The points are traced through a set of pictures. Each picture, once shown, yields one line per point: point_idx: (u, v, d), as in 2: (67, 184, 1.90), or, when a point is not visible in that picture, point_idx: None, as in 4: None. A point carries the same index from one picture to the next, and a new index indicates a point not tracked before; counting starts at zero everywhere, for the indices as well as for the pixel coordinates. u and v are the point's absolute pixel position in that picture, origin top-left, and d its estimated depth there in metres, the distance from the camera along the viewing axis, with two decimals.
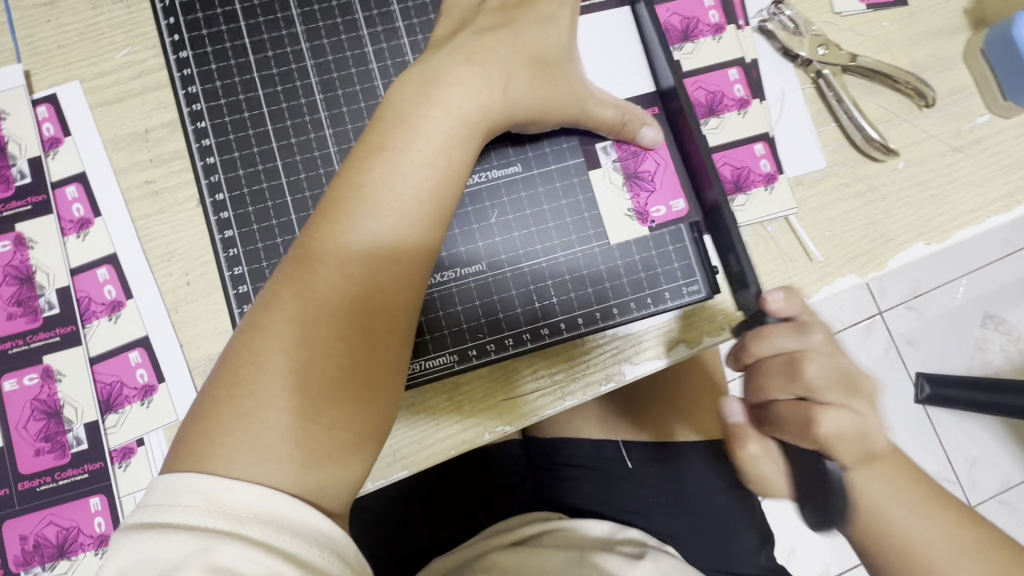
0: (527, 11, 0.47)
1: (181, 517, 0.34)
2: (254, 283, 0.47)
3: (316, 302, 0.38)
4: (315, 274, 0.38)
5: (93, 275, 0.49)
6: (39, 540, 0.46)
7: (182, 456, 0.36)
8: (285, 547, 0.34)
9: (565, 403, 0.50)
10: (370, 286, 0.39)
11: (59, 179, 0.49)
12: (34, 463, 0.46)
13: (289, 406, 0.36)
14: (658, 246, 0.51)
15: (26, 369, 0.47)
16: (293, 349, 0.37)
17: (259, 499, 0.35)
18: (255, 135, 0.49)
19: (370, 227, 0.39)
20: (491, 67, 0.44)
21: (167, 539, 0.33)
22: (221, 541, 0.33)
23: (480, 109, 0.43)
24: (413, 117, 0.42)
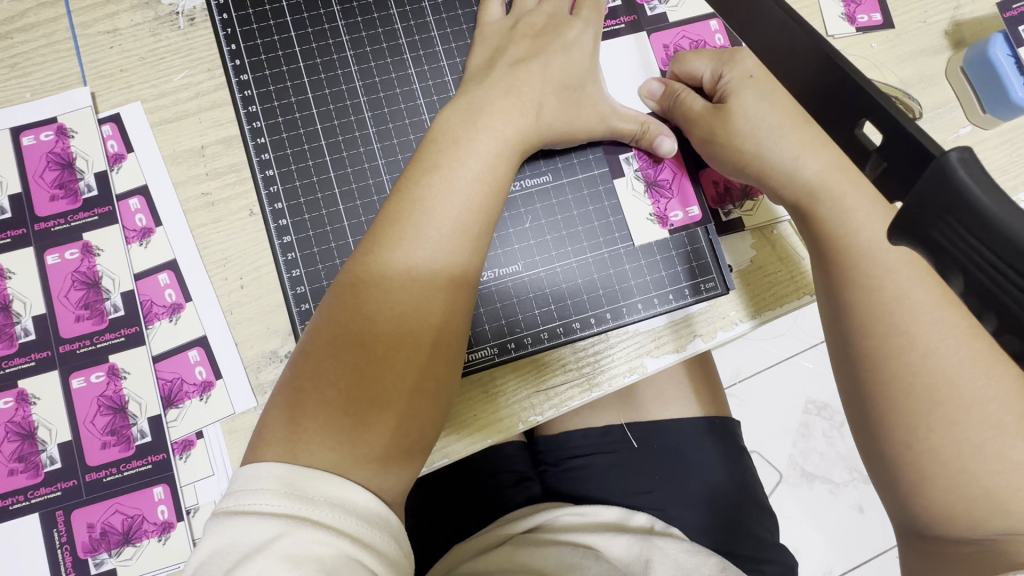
0: (555, 39, 0.53)
1: (257, 502, 0.37)
2: (311, 284, 0.52)
3: (368, 314, 0.42)
4: (383, 278, 0.43)
5: (154, 280, 0.52)
6: (106, 527, 0.49)
7: (255, 440, 0.41)
8: (352, 530, 0.37)
9: (593, 394, 0.54)
10: (415, 302, 0.43)
11: (122, 191, 0.53)
12: (101, 455, 0.50)
13: (340, 406, 0.40)
14: (677, 248, 0.56)
15: (93, 367, 0.51)
16: (365, 345, 0.41)
17: (329, 484, 0.38)
18: (310, 149, 0.54)
19: (420, 245, 0.44)
20: (527, 93, 0.50)
21: (245, 525, 0.36)
22: (296, 525, 0.36)
23: (518, 131, 0.49)
24: (465, 138, 0.47)
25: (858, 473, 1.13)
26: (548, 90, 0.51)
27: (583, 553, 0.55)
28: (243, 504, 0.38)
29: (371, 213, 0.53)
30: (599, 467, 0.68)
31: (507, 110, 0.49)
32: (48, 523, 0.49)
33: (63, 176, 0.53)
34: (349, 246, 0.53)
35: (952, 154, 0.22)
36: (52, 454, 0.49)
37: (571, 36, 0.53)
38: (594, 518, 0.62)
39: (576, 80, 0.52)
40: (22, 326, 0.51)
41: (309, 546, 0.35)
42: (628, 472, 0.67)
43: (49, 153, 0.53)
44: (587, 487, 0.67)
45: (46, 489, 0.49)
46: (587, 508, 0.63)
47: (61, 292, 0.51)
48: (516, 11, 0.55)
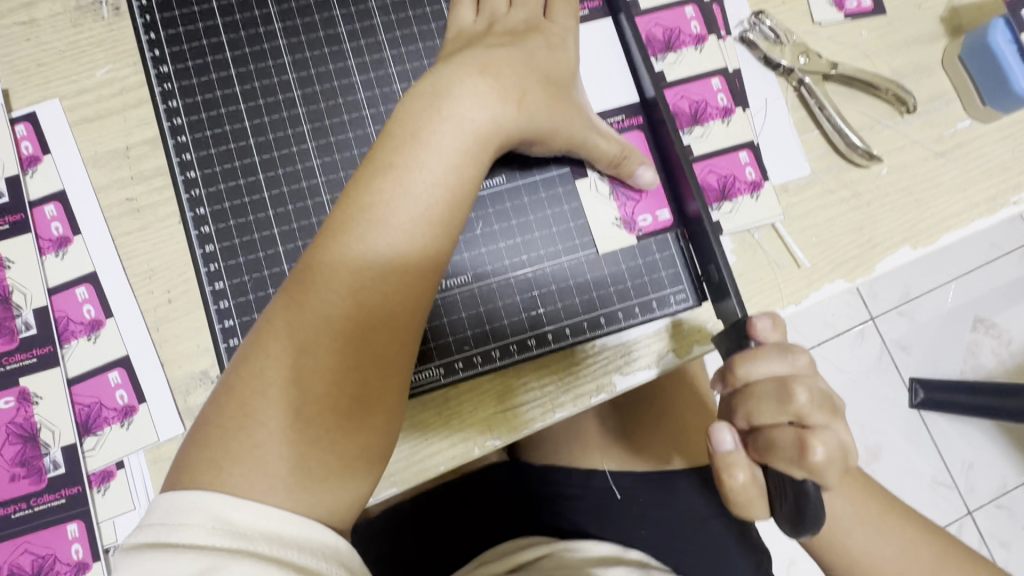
0: (527, 32, 0.48)
1: (184, 535, 0.33)
2: (235, 299, 0.47)
3: (321, 312, 0.37)
4: (324, 295, 0.37)
5: (71, 294, 0.48)
6: (14, 568, 0.44)
7: (189, 468, 0.36)
8: (291, 561, 0.33)
9: (556, 416, 0.49)
10: (383, 289, 0.39)
11: (38, 197, 0.49)
12: (9, 488, 0.45)
13: (312, 408, 0.36)
14: (645, 255, 0.51)
15: (2, 392, 0.46)
16: (303, 373, 0.36)
17: (264, 517, 0.34)
18: (237, 149, 0.49)
19: (368, 257, 0.38)
20: (504, 76, 0.44)
21: (167, 559, 0.32)
22: (227, 560, 0.32)
23: (492, 122, 0.43)
24: (425, 131, 0.41)
25: None
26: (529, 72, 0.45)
27: None
28: (170, 536, 0.33)
29: (304, 220, 0.48)
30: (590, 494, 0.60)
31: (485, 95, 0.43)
32: None
33: None
34: (279, 257, 0.47)
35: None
36: None
37: (545, 30, 0.49)
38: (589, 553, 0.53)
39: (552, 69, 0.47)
40: None
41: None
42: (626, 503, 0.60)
43: None
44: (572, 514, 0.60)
45: None
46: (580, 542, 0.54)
47: None
48: (486, 13, 0.49)
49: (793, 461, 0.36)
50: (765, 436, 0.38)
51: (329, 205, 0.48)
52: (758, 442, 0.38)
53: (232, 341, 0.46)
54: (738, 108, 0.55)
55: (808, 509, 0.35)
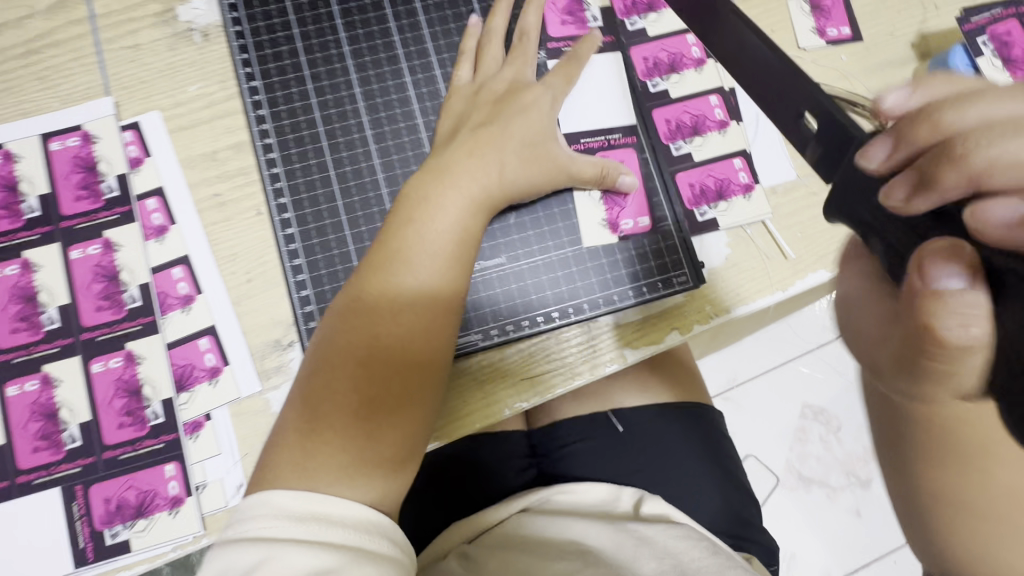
0: (512, 101, 0.58)
1: (253, 530, 0.43)
2: (315, 287, 0.57)
3: (365, 339, 0.49)
4: (364, 327, 0.49)
5: (168, 274, 0.57)
6: (121, 501, 0.53)
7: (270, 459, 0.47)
8: (331, 540, 0.43)
9: (575, 382, 0.58)
10: (402, 326, 0.49)
11: (141, 192, 0.58)
12: (117, 434, 0.54)
13: (337, 418, 0.47)
14: (652, 243, 0.60)
15: (111, 354, 0.55)
16: (350, 387, 0.48)
17: (308, 504, 0.44)
18: (316, 164, 0.59)
19: (399, 297, 0.50)
20: (489, 159, 0.55)
21: (236, 551, 0.42)
22: (279, 547, 0.42)
23: (483, 188, 0.54)
24: (434, 195, 0.53)
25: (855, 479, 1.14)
26: (509, 151, 0.56)
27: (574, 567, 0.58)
28: (242, 533, 0.43)
29: (372, 224, 0.58)
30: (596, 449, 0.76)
31: (472, 174, 0.54)
32: (67, 496, 0.53)
33: (87, 179, 0.57)
34: (348, 238, 0.58)
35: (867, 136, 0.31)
36: (73, 433, 0.53)
37: (523, 99, 0.58)
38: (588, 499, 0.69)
39: (534, 138, 0.57)
40: (47, 315, 0.55)
41: (294, 560, 0.41)
42: (616, 451, 0.76)
43: (75, 157, 0.58)
44: (581, 466, 0.76)
45: (66, 465, 0.53)
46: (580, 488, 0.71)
47: (83, 284, 0.56)
48: (480, 74, 0.61)
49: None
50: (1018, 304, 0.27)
51: (387, 196, 0.59)
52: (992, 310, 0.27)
53: (308, 307, 0.56)
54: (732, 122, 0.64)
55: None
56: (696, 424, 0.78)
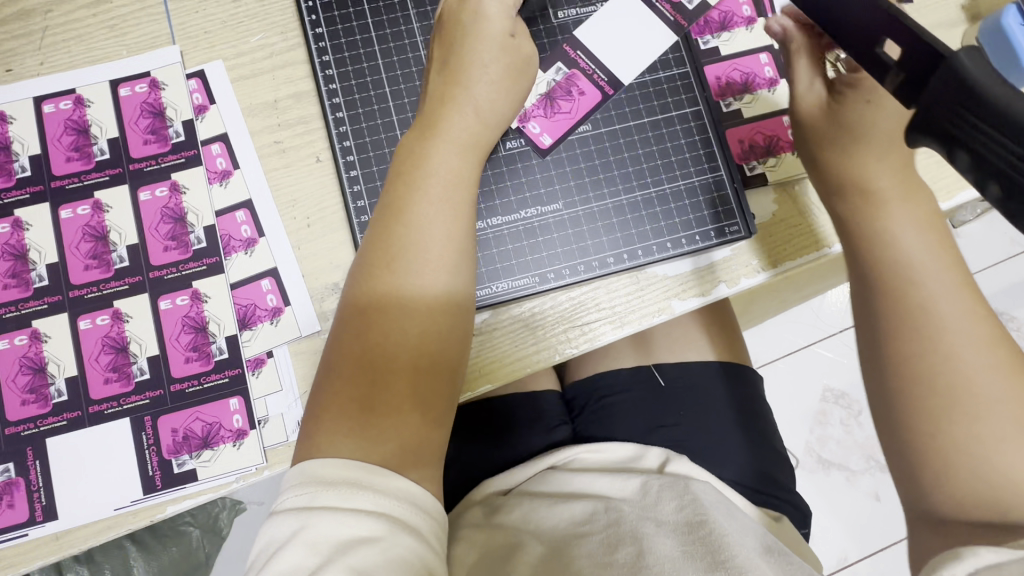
0: (461, 27, 0.55)
1: (287, 499, 0.43)
2: None
3: (371, 289, 0.48)
4: (371, 278, 0.49)
5: (232, 217, 0.58)
6: (187, 432, 0.55)
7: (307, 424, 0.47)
8: (369, 506, 0.42)
9: (625, 329, 0.59)
10: (404, 274, 0.49)
11: (206, 137, 0.59)
12: (184, 368, 0.56)
13: (342, 385, 0.47)
14: (705, 194, 0.61)
15: (178, 291, 0.57)
16: (359, 338, 0.48)
17: (343, 470, 0.44)
18: (379, 109, 0.61)
19: (402, 245, 0.49)
20: (470, 104, 0.53)
21: (278, 521, 0.43)
22: (316, 514, 0.41)
23: (473, 132, 0.53)
24: (423, 154, 0.51)
25: (877, 461, 1.15)
26: (478, 83, 0.54)
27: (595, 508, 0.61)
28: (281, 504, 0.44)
29: None
30: (629, 405, 0.78)
31: (456, 125, 0.53)
32: (137, 426, 0.55)
33: (155, 124, 0.59)
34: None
35: (962, 54, 0.30)
36: (141, 366, 0.55)
37: (470, 23, 0.55)
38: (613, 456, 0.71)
39: (501, 59, 0.55)
40: (117, 253, 0.57)
41: (332, 529, 0.41)
42: (653, 408, 0.77)
43: (143, 103, 0.59)
44: (613, 423, 0.77)
45: (135, 397, 0.55)
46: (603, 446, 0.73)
47: (152, 224, 0.57)
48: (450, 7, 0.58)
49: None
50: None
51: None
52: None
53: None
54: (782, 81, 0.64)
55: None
56: (732, 390, 0.79)
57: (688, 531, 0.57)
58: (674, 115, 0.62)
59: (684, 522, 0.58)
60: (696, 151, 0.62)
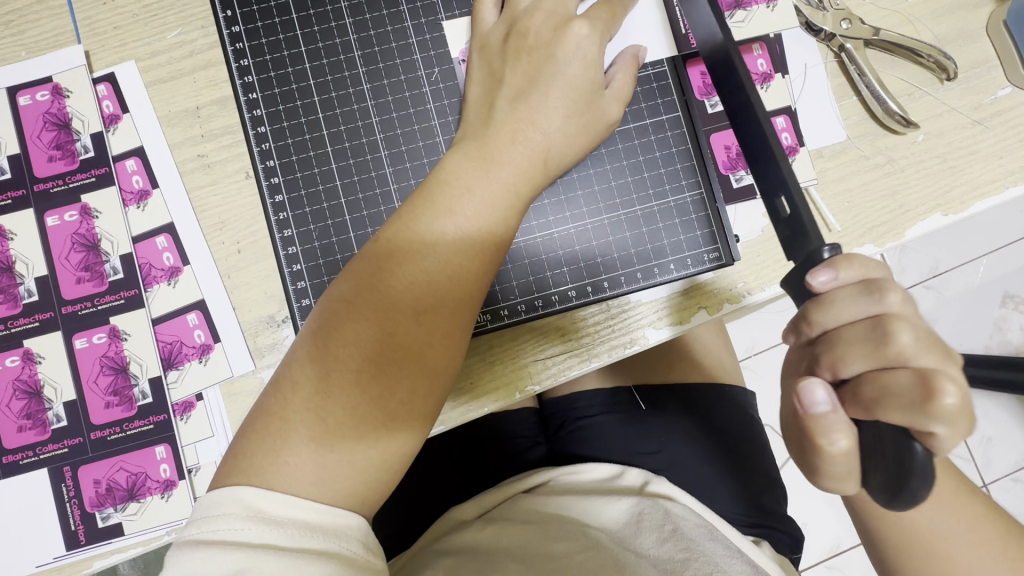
0: (551, 59, 0.48)
1: (220, 529, 0.38)
2: (307, 262, 0.51)
3: (387, 333, 0.43)
4: (385, 321, 0.43)
5: (152, 243, 0.52)
6: (110, 484, 0.50)
7: (230, 466, 0.42)
8: (320, 548, 0.39)
9: (591, 365, 0.53)
10: (428, 324, 0.44)
11: (119, 153, 0.53)
12: (104, 414, 0.51)
13: (348, 397, 0.42)
14: (682, 216, 0.54)
15: (94, 329, 0.51)
16: (357, 386, 0.42)
17: (293, 507, 0.40)
18: (307, 123, 0.52)
19: (427, 285, 0.44)
20: (534, 138, 0.47)
21: (209, 554, 0.37)
22: (261, 556, 0.37)
23: (520, 176, 0.47)
24: (469, 180, 0.46)
25: None
26: (551, 127, 0.48)
27: (581, 543, 0.56)
28: (208, 533, 0.38)
29: (368, 191, 0.52)
30: (606, 425, 0.74)
31: (519, 152, 0.47)
32: (56, 478, 0.50)
33: (60, 137, 0.52)
34: (341, 206, 0.52)
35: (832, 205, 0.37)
36: (58, 412, 0.51)
37: (562, 58, 0.48)
38: (588, 475, 0.67)
39: (584, 105, 0.49)
40: (25, 287, 0.51)
41: (278, 573, 0.37)
42: (633, 430, 0.73)
43: (46, 113, 0.53)
44: (587, 445, 0.73)
45: (52, 446, 0.50)
46: (580, 466, 0.68)
47: (62, 254, 0.52)
48: (508, 13, 0.51)
49: (914, 407, 0.31)
50: (868, 390, 0.33)
51: (387, 159, 0.52)
52: (860, 394, 0.33)
53: (300, 283, 0.51)
54: (776, 76, 0.57)
55: (913, 468, 0.30)
56: (713, 409, 0.74)
57: (671, 570, 0.54)
58: (648, 123, 0.55)
59: (670, 560, 0.55)
60: (673, 166, 0.54)
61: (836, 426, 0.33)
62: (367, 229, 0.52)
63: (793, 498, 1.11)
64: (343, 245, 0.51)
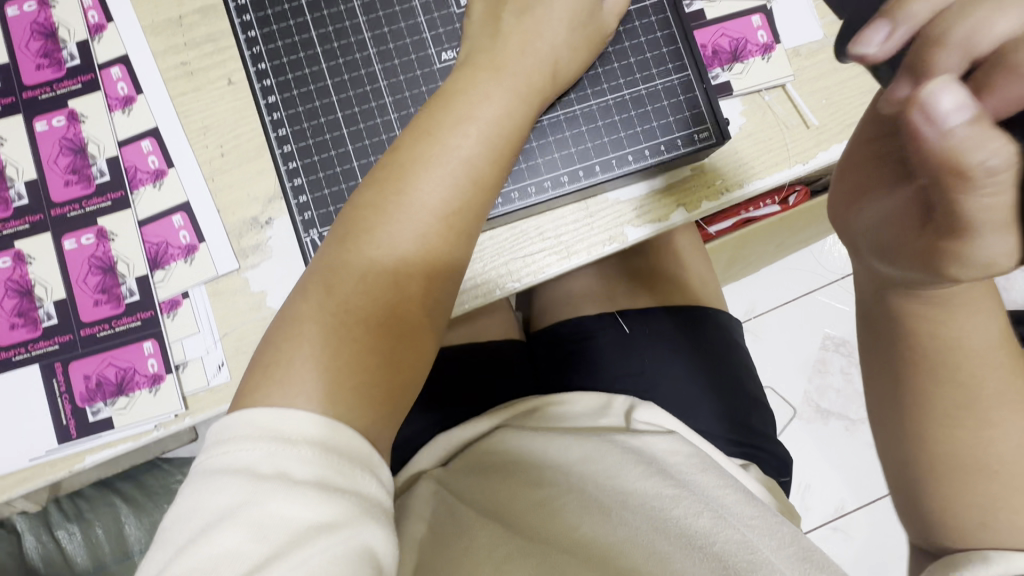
0: None
1: (233, 452, 0.34)
2: (297, 141, 0.52)
3: (419, 237, 0.42)
4: (413, 226, 0.42)
5: (137, 147, 0.53)
6: (100, 379, 0.51)
7: (249, 385, 0.38)
8: (338, 481, 0.34)
9: (571, 262, 0.54)
10: (453, 230, 0.43)
11: (104, 61, 0.54)
12: (93, 311, 0.52)
13: (376, 304, 0.40)
14: (670, 99, 0.53)
15: (83, 230, 0.52)
16: (384, 290, 0.40)
17: (308, 424, 0.35)
18: (291, 9, 0.53)
19: (451, 193, 0.43)
20: (542, 49, 0.48)
21: (218, 485, 0.33)
22: (272, 487, 0.32)
23: (528, 81, 0.47)
24: (485, 89, 0.46)
25: None
26: (557, 34, 0.48)
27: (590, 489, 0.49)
28: (223, 455, 0.34)
29: (355, 72, 0.52)
30: (592, 352, 0.75)
31: (523, 70, 0.47)
32: (48, 374, 0.52)
33: (47, 46, 0.54)
34: (328, 87, 0.52)
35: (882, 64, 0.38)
36: (48, 310, 0.52)
37: None
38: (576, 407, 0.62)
39: (585, 17, 0.49)
40: (16, 190, 0.53)
41: (291, 507, 0.32)
42: (622, 353, 0.74)
43: (33, 24, 0.54)
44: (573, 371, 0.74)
45: (44, 343, 0.52)
46: (568, 397, 0.63)
47: (50, 158, 0.53)
48: None
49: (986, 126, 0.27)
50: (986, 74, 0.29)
51: (371, 41, 0.53)
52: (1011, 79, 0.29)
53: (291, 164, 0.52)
54: None
55: None
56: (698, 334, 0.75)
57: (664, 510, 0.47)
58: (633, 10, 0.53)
59: (659, 496, 0.48)
60: (659, 51, 0.53)
61: (983, 140, 0.27)
62: (354, 108, 0.52)
63: (795, 458, 1.10)
64: (331, 125, 0.52)
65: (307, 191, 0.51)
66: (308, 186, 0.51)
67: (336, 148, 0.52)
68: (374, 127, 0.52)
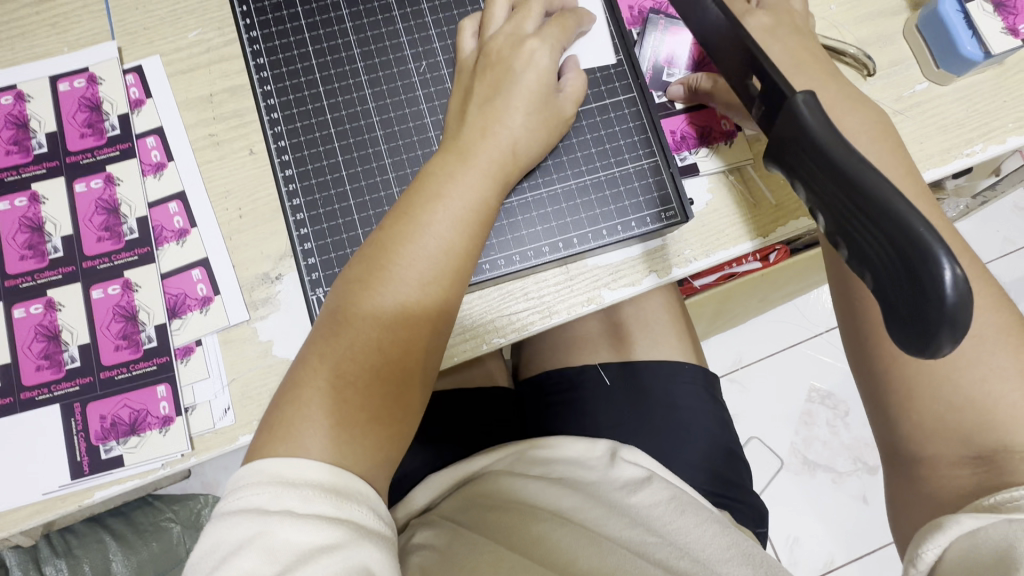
0: (511, 70, 0.54)
1: (243, 496, 0.38)
2: (309, 211, 0.58)
3: (402, 302, 0.47)
4: (396, 293, 0.47)
5: (164, 208, 0.59)
6: (115, 419, 0.56)
7: (261, 441, 0.42)
8: (333, 513, 0.38)
9: (553, 320, 0.60)
10: (433, 292, 0.48)
11: (140, 131, 0.61)
12: (114, 355, 0.57)
13: (366, 363, 0.44)
14: (640, 179, 0.60)
15: (110, 281, 0.58)
16: (374, 349, 0.45)
17: (307, 469, 0.40)
18: (310, 96, 0.60)
19: (430, 261, 0.48)
20: (501, 136, 0.53)
21: (231, 524, 0.37)
22: (278, 522, 0.37)
23: (496, 163, 0.53)
24: (457, 173, 0.51)
25: (864, 464, 1.14)
26: (518, 121, 0.54)
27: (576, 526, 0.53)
28: (233, 502, 0.39)
29: (364, 151, 0.59)
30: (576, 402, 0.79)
31: (487, 154, 0.52)
32: (67, 413, 0.56)
33: (92, 118, 0.61)
34: (339, 163, 0.59)
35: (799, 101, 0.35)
36: (72, 354, 0.57)
37: (520, 69, 0.54)
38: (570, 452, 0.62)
39: (542, 104, 0.55)
40: (52, 244, 0.59)
41: (296, 538, 0.36)
42: (604, 404, 0.78)
43: (81, 98, 0.61)
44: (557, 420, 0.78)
45: (66, 384, 0.56)
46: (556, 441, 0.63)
47: (86, 216, 0.59)
48: (481, 36, 0.58)
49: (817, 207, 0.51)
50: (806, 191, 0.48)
51: (379, 125, 0.59)
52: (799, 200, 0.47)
53: (303, 230, 0.57)
54: None
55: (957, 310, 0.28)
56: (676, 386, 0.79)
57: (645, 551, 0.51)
58: (607, 103, 0.61)
59: (642, 541, 0.52)
60: (630, 138, 0.60)
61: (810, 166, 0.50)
62: (361, 183, 0.58)
63: (781, 509, 1.13)
64: (340, 197, 0.58)
65: (315, 255, 0.57)
66: (316, 250, 0.57)
67: (342, 217, 0.58)
68: (378, 198, 0.58)
